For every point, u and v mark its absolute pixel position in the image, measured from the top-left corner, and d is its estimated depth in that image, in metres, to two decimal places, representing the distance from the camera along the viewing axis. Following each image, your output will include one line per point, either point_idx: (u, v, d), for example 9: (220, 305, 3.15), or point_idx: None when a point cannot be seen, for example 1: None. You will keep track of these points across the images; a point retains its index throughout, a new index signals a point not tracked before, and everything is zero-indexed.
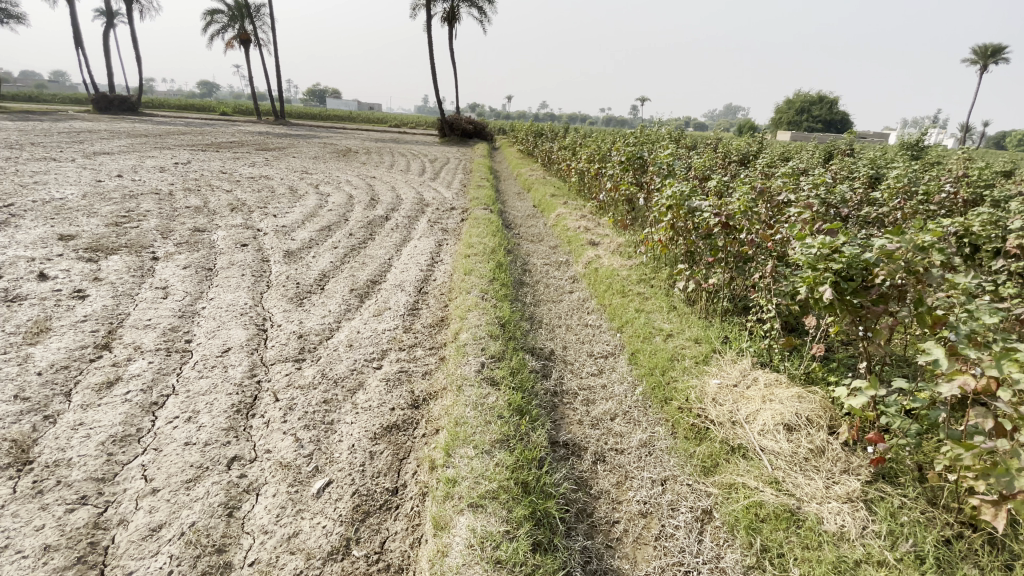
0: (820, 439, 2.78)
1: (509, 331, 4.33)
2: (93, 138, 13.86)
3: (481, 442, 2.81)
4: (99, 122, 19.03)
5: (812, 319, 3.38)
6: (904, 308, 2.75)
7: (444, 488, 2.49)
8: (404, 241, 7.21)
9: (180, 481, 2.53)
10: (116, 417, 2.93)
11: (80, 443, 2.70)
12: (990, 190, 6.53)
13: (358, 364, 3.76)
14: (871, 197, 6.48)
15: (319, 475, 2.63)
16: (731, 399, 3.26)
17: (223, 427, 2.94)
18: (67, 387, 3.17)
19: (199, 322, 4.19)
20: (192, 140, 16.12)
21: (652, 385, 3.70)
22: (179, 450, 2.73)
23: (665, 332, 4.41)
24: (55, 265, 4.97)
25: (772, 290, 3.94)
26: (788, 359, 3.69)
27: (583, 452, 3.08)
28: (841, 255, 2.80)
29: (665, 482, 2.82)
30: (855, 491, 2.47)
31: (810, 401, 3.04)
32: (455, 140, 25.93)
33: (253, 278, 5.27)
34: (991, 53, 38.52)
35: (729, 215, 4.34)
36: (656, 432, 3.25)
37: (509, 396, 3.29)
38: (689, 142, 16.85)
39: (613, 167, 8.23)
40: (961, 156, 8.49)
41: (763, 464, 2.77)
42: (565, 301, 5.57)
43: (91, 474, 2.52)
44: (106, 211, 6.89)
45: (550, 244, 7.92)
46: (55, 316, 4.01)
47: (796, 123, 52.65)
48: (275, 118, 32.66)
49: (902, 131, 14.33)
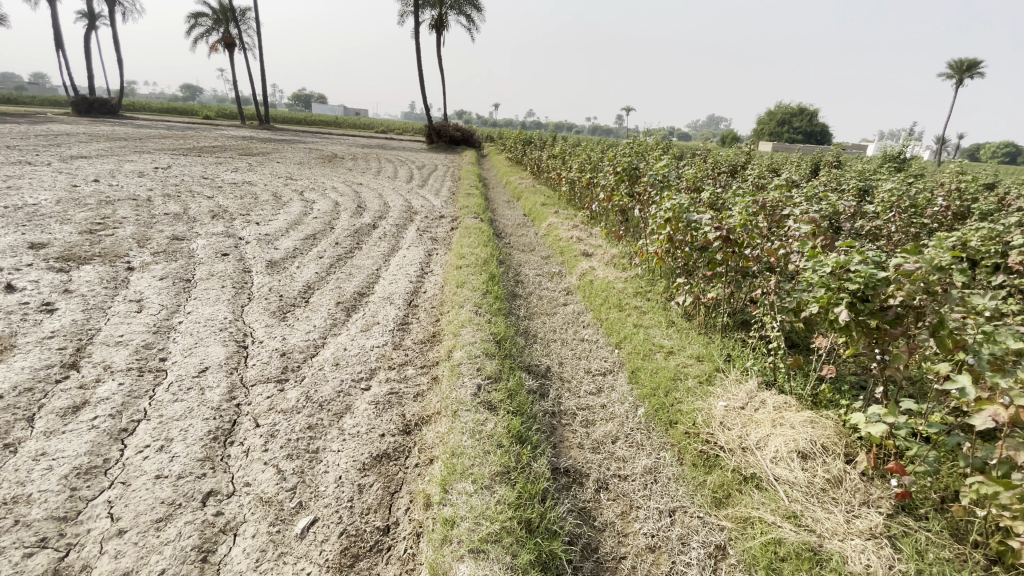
0: (837, 468, 2.67)
1: (505, 348, 4.16)
2: (70, 140, 13.47)
3: (481, 475, 2.62)
4: (77, 124, 18.57)
5: (821, 339, 3.28)
6: (923, 331, 2.64)
7: (441, 530, 2.29)
8: (393, 252, 6.99)
9: (149, 520, 2.29)
10: (81, 447, 2.68)
11: (41, 477, 2.45)
12: (978, 203, 6.58)
13: (345, 386, 3.54)
14: (864, 209, 6.45)
15: (302, 512, 2.42)
16: (740, 423, 3.14)
17: (199, 457, 2.71)
18: (28, 412, 2.90)
19: (176, 338, 3.94)
20: (172, 143, 15.63)
21: (655, 407, 3.55)
22: (150, 484, 2.50)
23: (665, 349, 4.27)
24: (23, 275, 4.67)
25: (776, 306, 3.83)
26: (794, 379, 3.59)
27: (585, 479, 2.92)
28: (856, 274, 2.70)
29: (674, 514, 2.67)
30: (878, 527, 2.36)
31: (823, 427, 2.93)
32: (443, 147, 25.80)
33: (234, 290, 5.03)
34: (967, 68, 39.57)
35: (730, 228, 4.21)
36: (661, 457, 3.10)
37: (508, 421, 3.12)
38: (678, 153, 16.93)
39: (607, 177, 8.12)
40: (952, 169, 8.51)
41: (779, 495, 2.62)
42: (559, 314, 5.41)
43: (52, 512, 2.28)
44: (80, 218, 6.57)
45: (543, 255, 7.76)
46: (20, 332, 3.73)
47: (778, 134, 53.63)
48: (260, 123, 32.12)
49: (886, 142, 14.50)
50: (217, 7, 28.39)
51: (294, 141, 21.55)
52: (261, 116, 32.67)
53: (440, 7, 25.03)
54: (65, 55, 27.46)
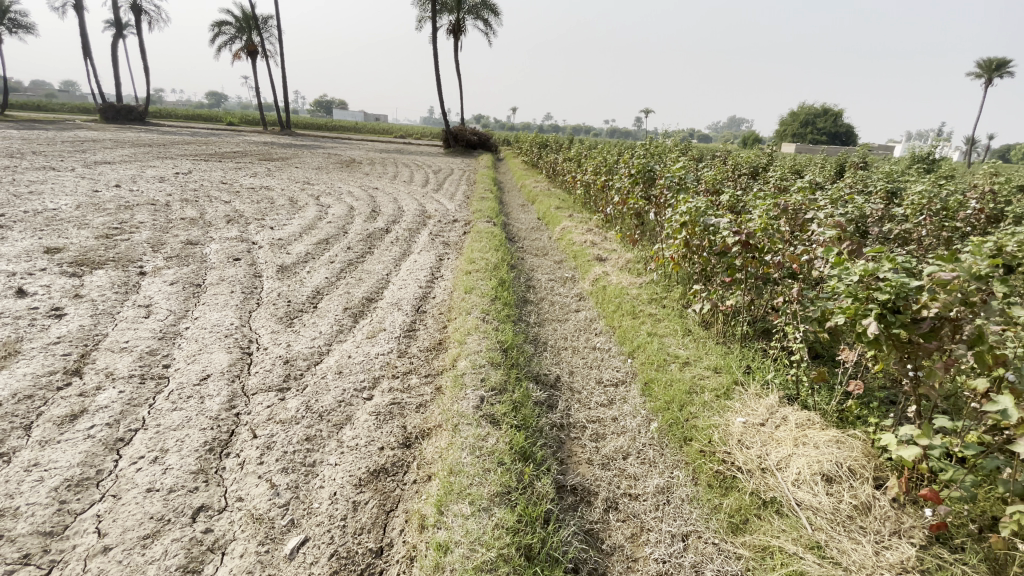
0: (865, 493, 2.47)
1: (511, 357, 4.03)
2: (96, 146, 13.86)
3: (479, 496, 2.49)
4: (106, 131, 19.13)
5: (847, 351, 3.06)
6: (959, 346, 2.42)
7: (433, 557, 2.17)
8: (404, 256, 6.92)
9: (135, 537, 2.21)
10: (75, 457, 2.63)
11: (30, 490, 2.40)
12: (1014, 205, 6.20)
13: (346, 395, 3.45)
14: (891, 212, 6.13)
15: (294, 530, 2.32)
16: (759, 441, 2.95)
17: (192, 470, 2.63)
18: (27, 420, 2.87)
19: (181, 345, 3.90)
20: (194, 149, 15.83)
21: (669, 422, 3.37)
22: (140, 498, 2.42)
23: (680, 359, 4.08)
24: (36, 280, 4.71)
25: (800, 316, 3.61)
26: (818, 393, 3.37)
27: (593, 498, 2.77)
28: (886, 283, 2.50)
29: (686, 539, 2.50)
30: (910, 560, 2.16)
31: (851, 447, 2.72)
32: (460, 151, 25.91)
33: (243, 295, 5.00)
34: (997, 66, 38.25)
35: (749, 233, 4.00)
36: (675, 476, 2.93)
37: (511, 437, 2.99)
38: (697, 156, 16.68)
39: (621, 180, 7.92)
40: (987, 169, 8.09)
41: (801, 523, 2.44)
42: (571, 320, 5.27)
43: (38, 527, 2.21)
44: (98, 223, 6.66)
45: (556, 259, 7.61)
46: (28, 337, 3.73)
47: (801, 135, 52.51)
48: (281, 129, 32.64)
49: (912, 142, 13.97)
50: (240, 15, 29.02)
51: (313, 146, 21.81)
52: (281, 122, 33.17)
53: (457, 13, 25.09)
54: (94, 64, 28.13)
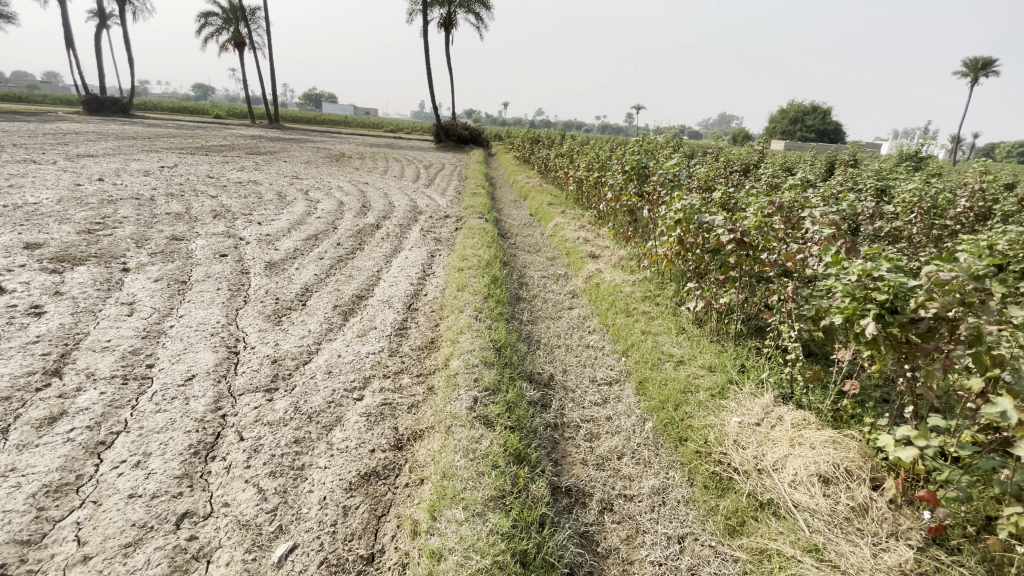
0: (862, 495, 2.46)
1: (505, 356, 3.97)
2: (79, 139, 13.54)
3: (473, 501, 2.44)
4: (89, 123, 18.73)
5: (843, 351, 3.04)
6: (957, 347, 2.40)
7: (426, 564, 2.11)
8: (395, 253, 6.83)
9: (116, 546, 2.13)
10: (53, 462, 2.53)
11: (6, 496, 2.31)
12: (1002, 205, 6.25)
13: (336, 396, 3.37)
14: (881, 210, 6.15)
15: (282, 537, 2.26)
16: (755, 441, 2.93)
17: (177, 474, 2.54)
18: (3, 423, 2.76)
19: (165, 344, 3.80)
20: (180, 142, 15.52)
21: (664, 422, 3.34)
22: (122, 504, 2.33)
23: (675, 357, 4.05)
24: (16, 277, 4.57)
25: (794, 315, 3.59)
26: (813, 393, 3.36)
27: (588, 500, 2.73)
28: (884, 283, 2.46)
29: (683, 541, 2.47)
30: (908, 562, 2.14)
31: (847, 448, 2.71)
32: (451, 146, 25.75)
33: (230, 292, 4.89)
34: (981, 66, 38.80)
35: (744, 231, 3.96)
36: (670, 477, 2.91)
37: (506, 439, 2.94)
38: (688, 153, 16.70)
39: (614, 177, 7.88)
40: (976, 168, 8.15)
41: (798, 525, 2.42)
42: (564, 318, 5.23)
43: (14, 536, 2.12)
44: (80, 217, 6.48)
45: (549, 256, 7.56)
46: (5, 336, 3.61)
47: (790, 132, 52.88)
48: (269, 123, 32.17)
49: (899, 141, 14.10)
50: (227, 6, 28.49)
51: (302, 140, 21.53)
52: (269, 115, 32.69)
53: (448, 6, 24.84)
54: (76, 55, 27.53)
